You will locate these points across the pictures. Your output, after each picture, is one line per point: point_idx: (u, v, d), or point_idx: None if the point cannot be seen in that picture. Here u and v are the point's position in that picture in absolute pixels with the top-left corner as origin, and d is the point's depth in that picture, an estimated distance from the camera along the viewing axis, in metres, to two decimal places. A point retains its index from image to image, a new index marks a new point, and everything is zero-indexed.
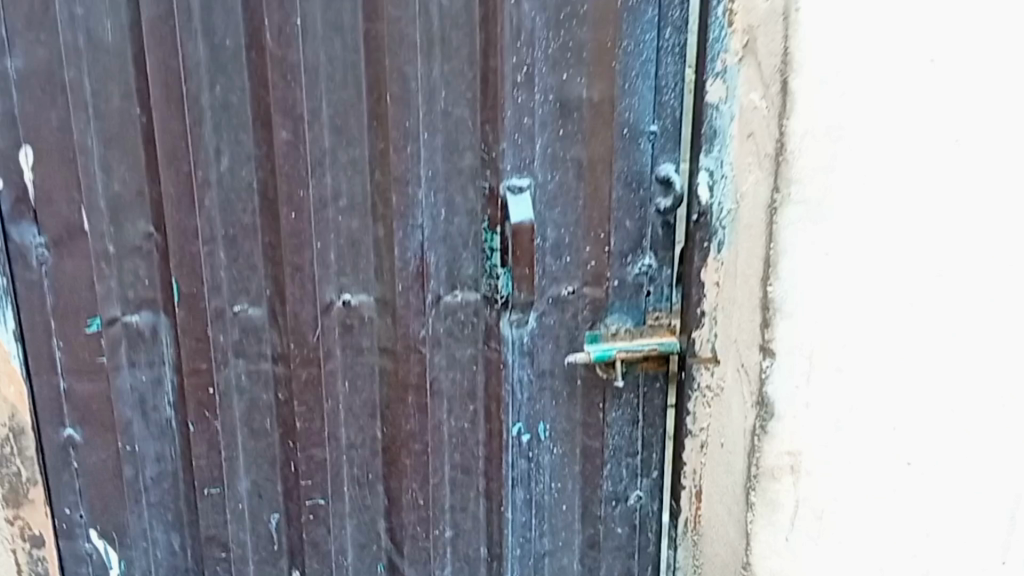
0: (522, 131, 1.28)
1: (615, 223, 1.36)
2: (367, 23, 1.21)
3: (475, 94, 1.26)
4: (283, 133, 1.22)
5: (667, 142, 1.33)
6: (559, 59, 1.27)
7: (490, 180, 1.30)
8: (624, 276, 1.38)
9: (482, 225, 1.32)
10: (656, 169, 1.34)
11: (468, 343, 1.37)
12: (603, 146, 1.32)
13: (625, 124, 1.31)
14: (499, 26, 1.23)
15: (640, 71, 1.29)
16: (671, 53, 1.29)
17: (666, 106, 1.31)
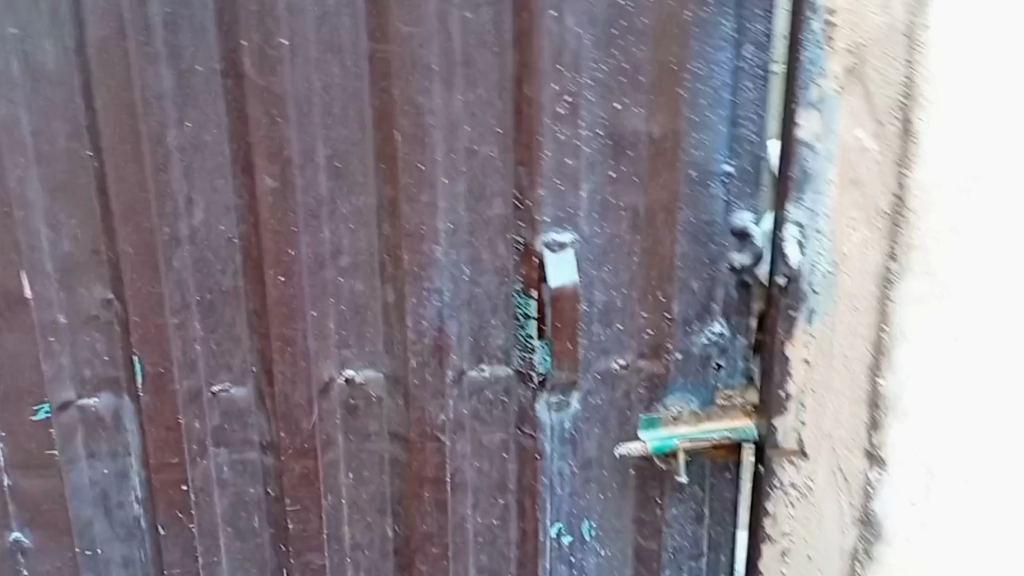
0: (564, 174, 1.05)
1: (679, 284, 1.11)
2: (372, 43, 0.97)
3: (507, 129, 1.02)
4: (268, 180, 0.99)
5: (744, 187, 1.08)
6: (612, 85, 1.02)
7: (525, 233, 1.07)
8: (689, 347, 1.14)
9: (514, 287, 1.08)
10: (730, 218, 1.10)
11: (497, 427, 1.13)
12: (664, 191, 1.08)
13: (691, 164, 1.07)
14: (536, 45, 0.99)
15: (712, 98, 1.05)
16: (752, 75, 1.04)
17: (744, 141, 1.07)
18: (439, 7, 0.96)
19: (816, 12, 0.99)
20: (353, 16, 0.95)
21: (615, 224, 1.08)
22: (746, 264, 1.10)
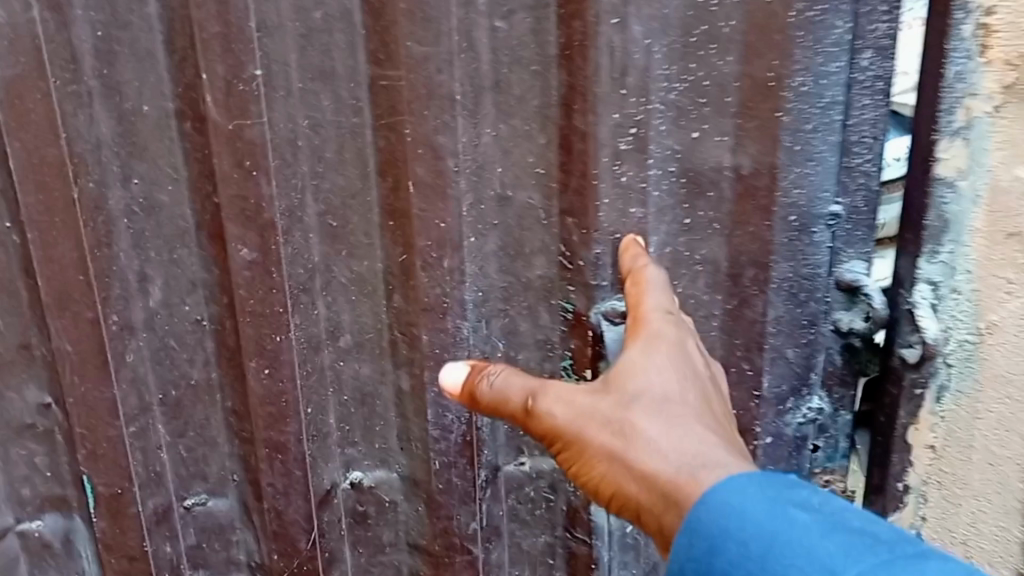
0: (629, 228, 0.80)
1: (771, 353, 0.91)
2: (372, 68, 0.73)
3: (551, 169, 0.79)
4: (244, 252, 0.76)
5: (856, 230, 0.87)
6: (688, 108, 0.78)
7: (576, 299, 0.84)
8: (788, 424, 0.95)
9: (563, 363, 0.87)
10: (836, 271, 0.88)
11: (540, 529, 0.92)
12: (754, 241, 0.85)
13: (790, 207, 0.84)
14: (592, 63, 0.73)
15: (819, 123, 0.80)
16: (870, 89, 0.80)
17: (857, 173, 0.84)
18: (463, 16, 0.71)
19: (968, 11, 0.73)
20: (347, 33, 0.72)
21: (689, 281, 0.87)
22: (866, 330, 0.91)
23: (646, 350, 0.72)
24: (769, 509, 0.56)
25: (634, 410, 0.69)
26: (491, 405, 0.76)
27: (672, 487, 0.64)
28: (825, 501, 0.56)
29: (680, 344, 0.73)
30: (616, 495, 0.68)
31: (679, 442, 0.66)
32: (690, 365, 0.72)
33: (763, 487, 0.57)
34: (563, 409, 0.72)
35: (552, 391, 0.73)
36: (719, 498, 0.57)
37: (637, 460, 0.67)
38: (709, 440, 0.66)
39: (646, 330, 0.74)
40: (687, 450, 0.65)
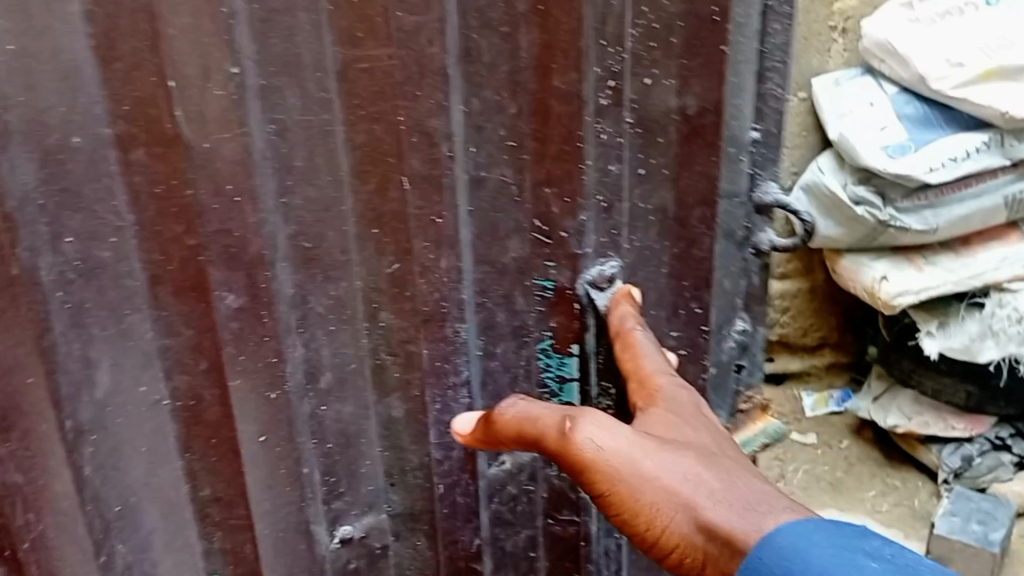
0: (608, 187, 0.76)
1: (716, 287, 0.91)
2: (342, 50, 0.62)
3: (523, 140, 0.72)
4: (229, 299, 0.62)
5: (768, 154, 0.90)
6: (641, 54, 0.75)
7: (557, 274, 0.78)
8: (724, 350, 0.96)
9: (541, 344, 0.81)
10: (757, 194, 0.90)
11: (523, 524, 0.87)
12: (701, 179, 0.83)
13: (731, 139, 0.85)
14: (577, 14, 0.68)
15: (746, 52, 0.83)
16: (781, 16, 0.84)
17: (770, 98, 0.87)
18: None
19: None
20: (310, 11, 0.60)
21: (643, 231, 0.83)
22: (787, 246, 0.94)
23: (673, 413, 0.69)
24: (835, 557, 0.54)
25: (687, 456, 0.64)
26: (513, 433, 0.70)
27: (737, 530, 0.58)
28: (898, 553, 0.54)
29: (705, 414, 0.70)
30: (673, 545, 0.62)
31: (739, 488, 0.61)
32: (719, 430, 0.68)
33: (832, 534, 0.55)
34: (608, 439, 0.65)
35: (590, 422, 0.67)
36: (787, 539, 0.56)
37: (695, 504, 0.61)
38: (762, 487, 0.62)
39: (662, 396, 0.71)
40: (749, 491, 0.61)
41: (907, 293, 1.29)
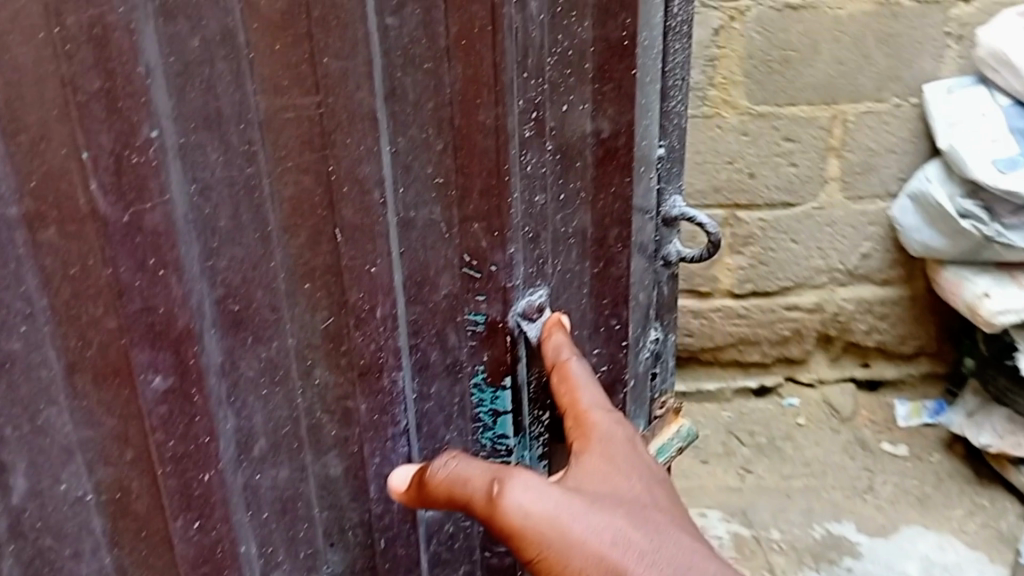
0: (534, 218, 0.74)
1: (633, 304, 0.90)
2: (269, 101, 0.58)
3: (449, 177, 0.69)
4: (155, 382, 0.57)
5: (673, 167, 0.91)
6: (558, 82, 0.72)
7: (488, 307, 0.74)
8: (641, 361, 0.96)
9: (477, 378, 0.77)
10: (664, 209, 0.92)
11: (461, 561, 0.82)
12: (616, 201, 0.81)
13: (640, 159, 0.84)
14: (499, 48, 0.64)
15: (652, 72, 0.82)
16: (680, 36, 0.85)
17: (672, 116, 0.88)
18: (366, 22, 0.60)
19: None
20: (231, 60, 0.56)
21: (566, 255, 0.80)
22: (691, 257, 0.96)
23: (608, 458, 0.72)
24: None
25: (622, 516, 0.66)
26: (443, 493, 0.67)
27: None
28: None
29: (636, 459, 0.73)
30: None
31: (671, 553, 0.64)
32: (648, 476, 0.72)
33: None
34: (541, 503, 0.65)
35: (522, 477, 0.66)
36: None
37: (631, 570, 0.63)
38: (692, 551, 0.65)
39: (597, 436, 0.73)
40: (679, 557, 0.64)
41: (1008, 311, 1.64)
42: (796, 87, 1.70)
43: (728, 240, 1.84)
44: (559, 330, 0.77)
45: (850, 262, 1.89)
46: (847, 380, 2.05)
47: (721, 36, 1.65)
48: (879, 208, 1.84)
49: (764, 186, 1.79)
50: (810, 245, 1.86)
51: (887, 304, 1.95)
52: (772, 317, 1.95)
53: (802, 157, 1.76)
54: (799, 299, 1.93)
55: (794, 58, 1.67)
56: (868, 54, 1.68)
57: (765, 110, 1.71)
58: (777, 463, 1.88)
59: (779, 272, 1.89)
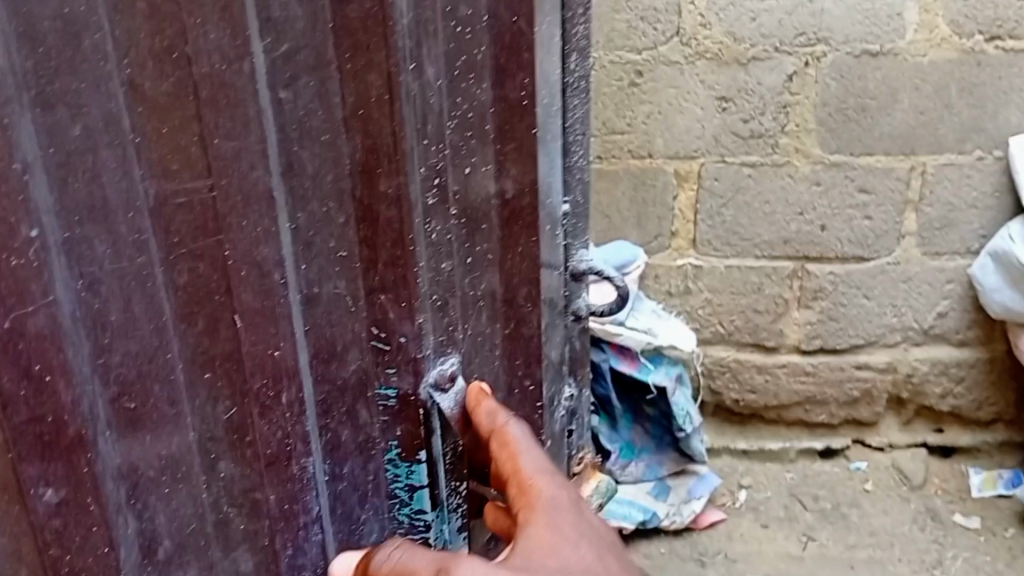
0: (441, 286, 0.70)
1: (546, 362, 0.88)
2: (154, 184, 0.55)
3: (353, 249, 0.66)
4: (47, 496, 0.54)
5: (577, 223, 0.91)
6: (459, 144, 0.69)
7: (399, 381, 0.71)
8: (556, 419, 0.94)
9: (389, 455, 0.74)
10: (574, 263, 0.91)
11: None
12: (525, 260, 0.79)
13: (545, 219, 0.82)
14: (398, 117, 0.62)
15: (553, 129, 0.81)
16: (578, 92, 0.85)
17: (575, 170, 0.88)
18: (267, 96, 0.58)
19: None
20: (116, 145, 0.53)
21: (475, 319, 0.76)
22: (600, 310, 0.96)
23: (551, 524, 0.69)
24: None
25: None
26: None
27: None
28: None
29: (580, 522, 0.70)
30: None
31: None
32: (594, 539, 0.70)
33: None
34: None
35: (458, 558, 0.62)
36: None
37: None
38: None
39: (540, 500, 0.71)
40: None
41: None
42: (873, 137, 1.85)
43: (797, 292, 2.01)
44: (481, 401, 0.76)
45: (926, 321, 2.03)
46: (921, 445, 2.20)
47: (797, 83, 1.80)
48: (958, 264, 1.97)
49: (834, 238, 1.95)
50: (884, 301, 2.01)
51: (965, 365, 2.08)
52: (844, 376, 2.11)
53: (877, 210, 1.92)
54: (871, 358, 2.09)
55: (871, 106, 1.82)
56: (949, 105, 1.82)
57: (839, 159, 1.87)
58: (840, 532, 2.03)
59: (853, 328, 2.05)
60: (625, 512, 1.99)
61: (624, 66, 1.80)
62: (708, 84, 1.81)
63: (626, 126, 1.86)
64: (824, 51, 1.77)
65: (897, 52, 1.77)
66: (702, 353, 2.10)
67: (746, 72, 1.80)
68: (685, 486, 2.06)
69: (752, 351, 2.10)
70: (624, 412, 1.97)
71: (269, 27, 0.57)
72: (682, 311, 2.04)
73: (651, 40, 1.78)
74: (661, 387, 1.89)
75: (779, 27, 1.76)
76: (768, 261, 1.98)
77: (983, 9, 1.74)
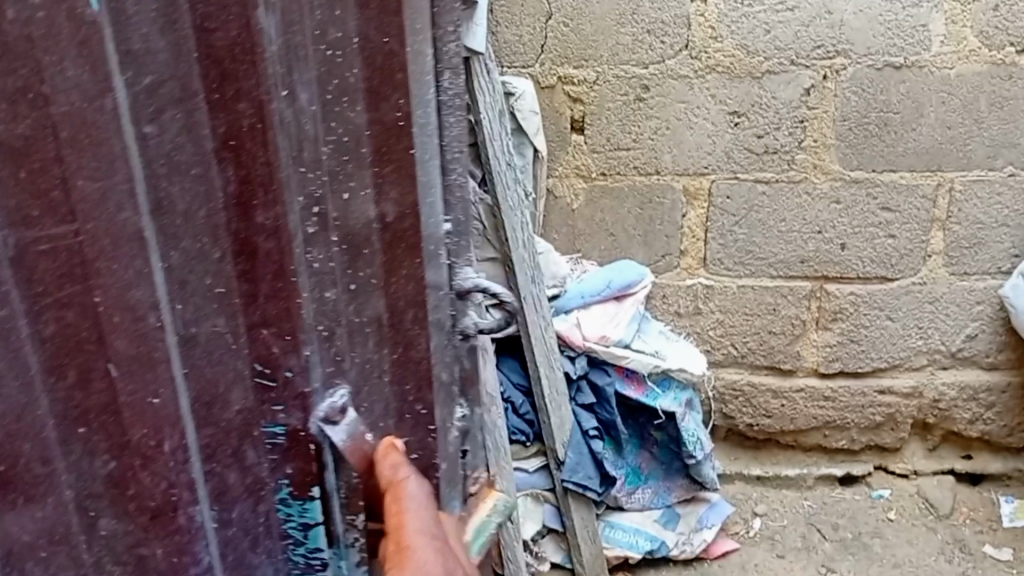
0: (325, 314, 0.70)
1: (436, 388, 0.86)
2: (16, 230, 0.50)
3: (230, 285, 0.62)
4: None
5: (459, 240, 0.89)
6: (336, 169, 0.69)
7: (287, 417, 0.69)
8: (450, 440, 0.91)
9: (279, 495, 0.71)
10: (458, 283, 0.89)
11: None
12: (408, 283, 0.79)
13: (429, 238, 0.82)
14: (270, 146, 0.61)
15: (424, 146, 0.79)
16: (453, 106, 0.83)
17: (454, 187, 0.86)
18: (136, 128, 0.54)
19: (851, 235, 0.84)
20: None
21: (363, 345, 0.76)
22: (486, 328, 0.93)
23: None
24: None
25: None
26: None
27: None
28: None
29: None
30: None
31: None
32: None
33: None
34: None
35: None
36: None
37: None
38: None
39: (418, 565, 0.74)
40: None
41: None
42: (897, 152, 2.32)
43: (816, 313, 2.51)
44: (388, 455, 0.78)
45: (954, 343, 2.52)
46: (947, 471, 2.70)
47: (814, 96, 2.27)
48: (989, 283, 2.46)
49: (857, 257, 2.44)
50: (908, 323, 2.50)
51: (995, 390, 2.58)
52: (867, 402, 2.61)
53: (900, 229, 2.40)
54: (895, 382, 2.58)
55: (893, 120, 2.28)
56: (979, 118, 2.28)
57: (859, 176, 2.35)
58: (862, 561, 2.46)
59: (874, 351, 2.54)
60: (632, 543, 2.44)
61: (631, 80, 2.27)
62: (721, 99, 2.28)
63: (632, 143, 2.34)
64: (844, 63, 2.23)
65: (923, 63, 2.22)
66: (716, 373, 2.61)
67: (762, 85, 2.26)
68: (696, 515, 2.51)
69: (767, 375, 2.60)
70: (627, 437, 2.39)
71: (128, 61, 0.53)
72: (693, 331, 2.54)
73: (661, 55, 2.24)
74: (669, 410, 2.33)
75: (796, 40, 2.21)
76: (784, 282, 2.47)
77: (1015, 23, 2.18)
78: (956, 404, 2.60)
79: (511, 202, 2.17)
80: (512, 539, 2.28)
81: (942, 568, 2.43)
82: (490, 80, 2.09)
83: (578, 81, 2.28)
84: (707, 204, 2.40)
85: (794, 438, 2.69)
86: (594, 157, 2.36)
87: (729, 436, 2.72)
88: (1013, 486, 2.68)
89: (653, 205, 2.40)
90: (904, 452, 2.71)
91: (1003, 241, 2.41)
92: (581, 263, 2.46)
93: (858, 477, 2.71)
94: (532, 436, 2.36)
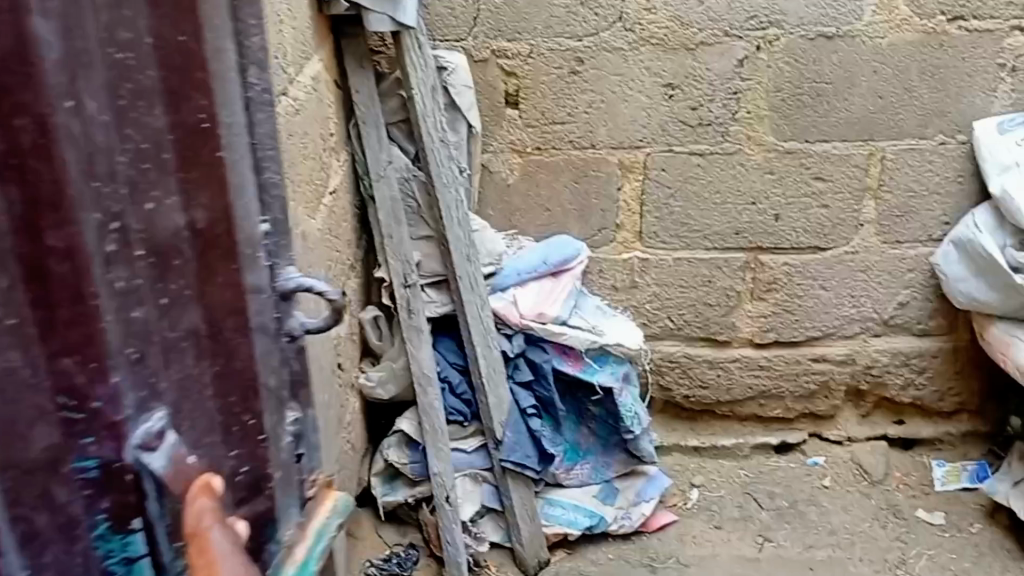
0: (131, 328, 0.71)
1: (264, 384, 0.91)
2: None
3: (23, 315, 0.61)
4: None
5: (280, 240, 0.93)
6: (138, 177, 0.71)
7: (98, 449, 0.68)
8: (281, 449, 0.95)
9: (97, 536, 0.70)
10: (282, 281, 0.93)
11: None
12: (221, 292, 0.83)
13: (246, 240, 0.86)
14: (57, 164, 0.61)
15: (231, 142, 0.83)
16: (264, 104, 0.88)
17: (271, 187, 0.90)
18: None
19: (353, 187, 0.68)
20: None
21: (176, 356, 0.77)
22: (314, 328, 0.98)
23: None
24: None
25: None
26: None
27: None
28: None
29: None
30: None
31: None
32: None
33: None
34: None
35: None
36: None
37: None
38: None
39: None
40: None
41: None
42: (830, 123, 2.33)
43: (750, 285, 2.51)
44: (210, 486, 0.78)
45: (887, 312, 2.54)
46: (880, 437, 2.73)
47: (747, 68, 2.27)
48: (920, 251, 2.47)
49: (789, 228, 2.44)
50: (841, 292, 2.52)
51: (926, 355, 2.60)
52: (801, 371, 2.62)
53: (833, 199, 2.41)
54: (829, 351, 2.60)
55: (826, 90, 2.29)
56: (909, 88, 2.29)
57: (792, 147, 2.35)
58: (801, 531, 2.48)
59: (806, 320, 2.55)
60: (572, 519, 2.41)
61: (564, 53, 2.25)
62: (654, 71, 2.27)
63: (567, 118, 2.32)
64: (778, 33, 2.23)
65: (855, 33, 2.23)
66: (651, 346, 2.60)
67: (695, 57, 2.26)
68: (634, 489, 2.50)
69: (704, 346, 2.60)
70: (565, 413, 2.38)
71: None
72: (629, 306, 2.52)
73: (595, 27, 2.22)
74: (606, 384, 2.32)
75: (729, 11, 2.21)
76: (719, 254, 2.47)
77: None
78: (889, 370, 2.62)
79: (445, 179, 2.15)
80: (451, 522, 2.29)
81: (878, 534, 2.47)
82: (422, 55, 2.09)
83: (511, 55, 2.26)
84: (643, 177, 2.38)
85: (731, 408, 2.69)
86: (529, 133, 2.34)
87: (666, 408, 2.71)
88: (944, 449, 2.72)
89: (588, 178, 2.38)
90: (838, 419, 2.72)
91: (934, 209, 2.42)
92: (518, 239, 2.43)
93: (793, 446, 2.73)
94: (471, 416, 2.36)
